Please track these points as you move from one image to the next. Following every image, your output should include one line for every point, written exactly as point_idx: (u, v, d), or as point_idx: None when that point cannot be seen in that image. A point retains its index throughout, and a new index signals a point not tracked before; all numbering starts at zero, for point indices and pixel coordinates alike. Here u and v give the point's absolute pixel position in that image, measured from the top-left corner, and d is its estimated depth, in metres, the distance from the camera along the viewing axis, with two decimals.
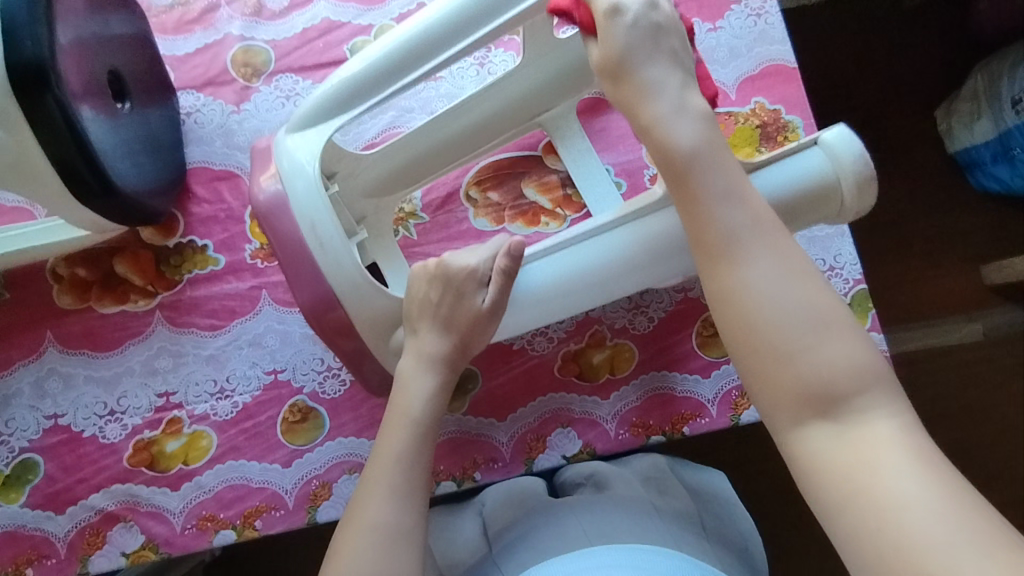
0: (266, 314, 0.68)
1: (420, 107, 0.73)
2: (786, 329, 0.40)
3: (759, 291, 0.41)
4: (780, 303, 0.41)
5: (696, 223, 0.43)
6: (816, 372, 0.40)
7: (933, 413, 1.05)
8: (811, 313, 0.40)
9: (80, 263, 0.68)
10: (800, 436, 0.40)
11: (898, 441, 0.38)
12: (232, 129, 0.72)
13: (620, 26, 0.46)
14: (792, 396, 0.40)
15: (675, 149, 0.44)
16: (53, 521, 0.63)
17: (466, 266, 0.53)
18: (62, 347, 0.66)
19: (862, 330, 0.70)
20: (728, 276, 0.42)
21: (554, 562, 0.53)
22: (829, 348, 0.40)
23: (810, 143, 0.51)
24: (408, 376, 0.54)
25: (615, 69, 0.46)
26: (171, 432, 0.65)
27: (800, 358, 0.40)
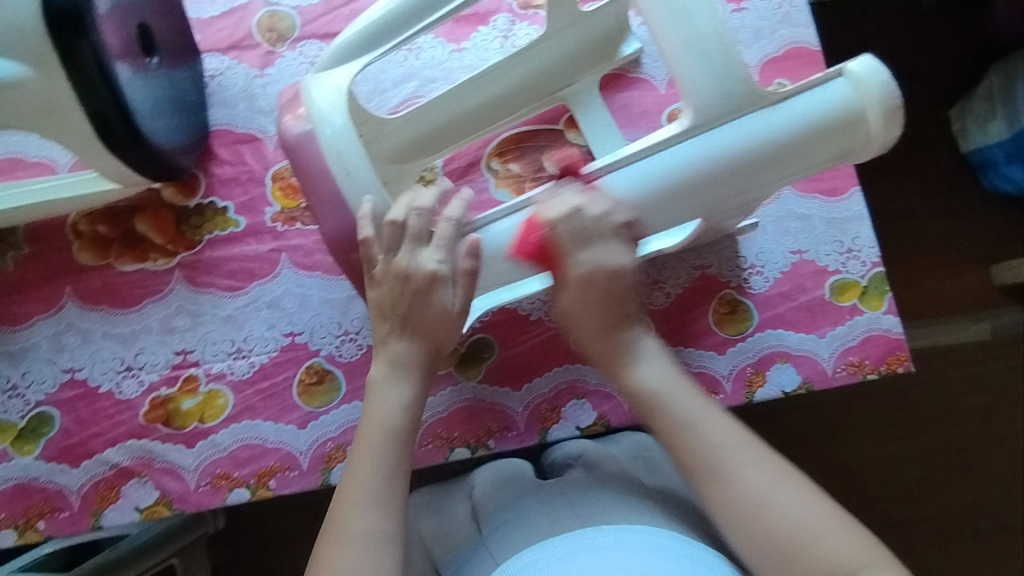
0: (285, 277, 0.68)
1: (443, 78, 0.73)
2: (686, 408, 0.53)
3: (655, 387, 0.54)
4: (670, 399, 0.53)
5: (683, 453, 0.52)
6: (722, 443, 0.51)
7: (937, 409, 1.05)
8: (701, 407, 0.53)
9: (101, 219, 0.68)
10: (716, 498, 0.50)
11: (788, 480, 0.49)
12: (256, 93, 0.72)
13: (574, 220, 0.51)
14: (703, 461, 0.51)
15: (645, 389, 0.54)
16: (67, 474, 0.63)
17: (422, 268, 0.53)
18: (80, 302, 0.66)
19: (878, 313, 0.70)
20: (723, 492, 0.50)
21: (543, 549, 0.53)
22: (716, 423, 0.52)
23: (836, 73, 0.48)
24: (383, 387, 0.55)
25: (585, 316, 0.55)
26: (187, 390, 0.65)
27: (704, 434, 0.51)
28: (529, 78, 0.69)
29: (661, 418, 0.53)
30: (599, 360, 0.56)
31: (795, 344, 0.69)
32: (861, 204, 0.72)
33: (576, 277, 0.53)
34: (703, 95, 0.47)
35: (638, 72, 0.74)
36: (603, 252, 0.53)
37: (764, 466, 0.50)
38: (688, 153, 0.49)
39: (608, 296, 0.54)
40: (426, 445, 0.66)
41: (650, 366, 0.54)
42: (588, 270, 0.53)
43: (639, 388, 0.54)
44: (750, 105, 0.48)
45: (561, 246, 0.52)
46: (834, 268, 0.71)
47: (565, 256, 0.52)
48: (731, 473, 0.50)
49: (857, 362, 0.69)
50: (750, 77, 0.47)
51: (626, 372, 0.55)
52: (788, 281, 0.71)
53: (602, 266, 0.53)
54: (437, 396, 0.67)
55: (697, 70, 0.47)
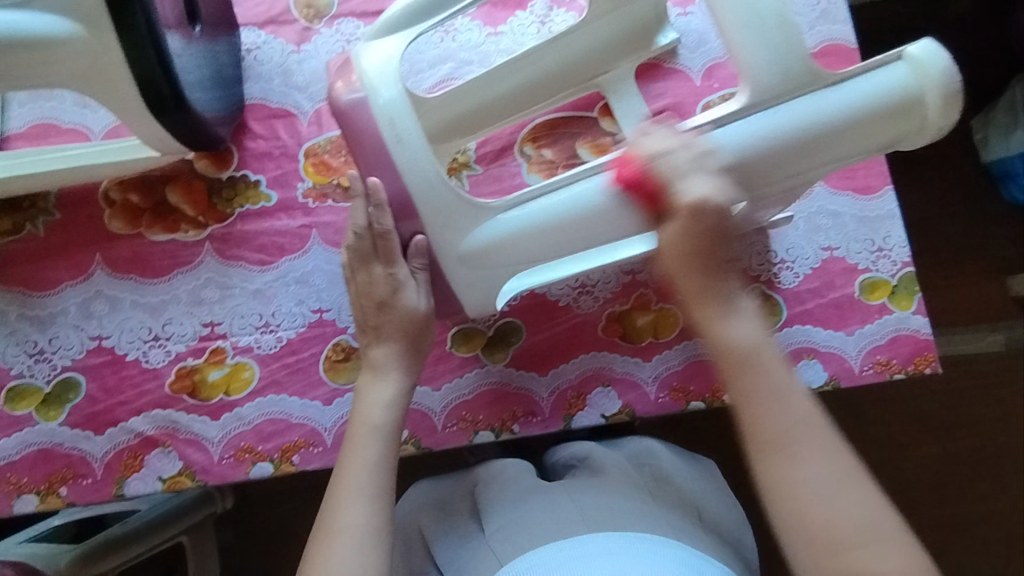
0: (315, 253, 0.68)
1: (479, 61, 0.73)
2: (762, 379, 0.47)
3: (749, 347, 0.47)
4: (762, 364, 0.47)
5: (749, 420, 0.46)
6: (794, 423, 0.46)
7: (953, 418, 1.05)
8: (785, 381, 0.47)
9: (133, 189, 0.68)
10: (768, 474, 0.46)
11: (853, 482, 0.44)
12: (292, 68, 0.72)
13: (668, 149, 0.48)
14: (767, 436, 0.46)
15: (733, 344, 0.48)
16: (92, 441, 0.63)
17: (380, 273, 0.56)
18: (110, 270, 0.66)
19: (907, 313, 0.69)
20: (779, 474, 0.45)
21: (555, 549, 0.53)
22: (799, 404, 0.46)
23: (895, 56, 0.49)
24: (370, 386, 0.56)
25: (690, 252, 0.47)
26: (214, 362, 0.65)
27: (775, 408, 0.46)
28: (567, 64, 0.68)
29: (736, 380, 0.47)
30: (687, 302, 0.49)
31: (823, 341, 0.69)
32: (894, 203, 0.72)
33: (678, 210, 0.47)
34: (762, 75, 0.48)
35: (674, 63, 0.74)
36: (711, 179, 0.47)
37: (830, 460, 0.45)
38: (749, 128, 0.49)
39: (715, 233, 0.47)
40: (450, 427, 0.66)
41: (744, 326, 0.48)
42: (699, 198, 0.46)
43: (730, 345, 0.47)
44: (809, 85, 0.48)
45: (663, 179, 0.48)
46: (865, 266, 0.71)
47: (674, 184, 0.47)
48: (794, 458, 0.45)
49: (884, 361, 0.69)
50: (809, 58, 0.48)
51: (715, 325, 0.48)
52: (817, 278, 0.70)
53: (719, 194, 0.47)
54: (463, 378, 0.67)
55: (758, 49, 0.48)
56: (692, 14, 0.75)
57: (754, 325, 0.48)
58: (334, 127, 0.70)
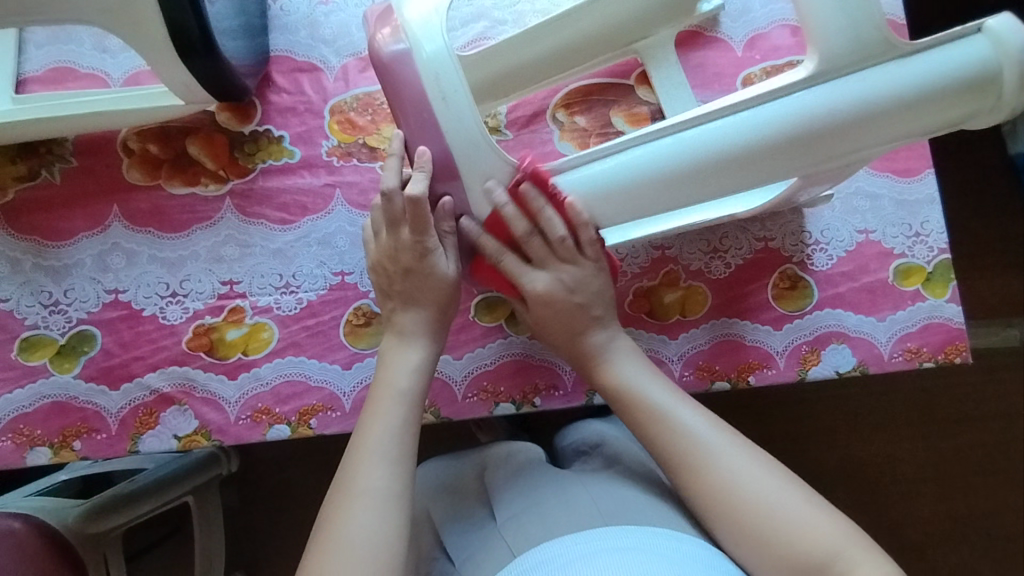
0: (338, 214, 0.66)
1: (513, 21, 0.70)
2: (665, 403, 0.54)
3: (629, 385, 0.55)
4: (646, 395, 0.55)
5: (663, 449, 0.53)
6: (704, 435, 0.52)
7: (977, 410, 0.99)
8: (676, 403, 0.55)
9: (153, 139, 0.66)
10: (694, 487, 0.51)
11: (765, 471, 0.50)
12: (319, 21, 0.69)
13: (555, 226, 0.54)
14: (684, 456, 0.52)
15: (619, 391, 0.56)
16: (107, 396, 0.61)
17: (410, 242, 0.54)
18: (127, 223, 0.65)
19: (941, 300, 0.67)
20: (697, 482, 0.51)
21: (572, 541, 0.50)
22: (693, 418, 0.53)
23: (972, 30, 0.48)
24: (394, 353, 0.56)
25: (541, 317, 0.58)
26: (232, 321, 0.63)
27: (684, 427, 0.53)
28: (606, 27, 0.65)
29: (636, 415, 0.55)
30: (569, 360, 0.59)
31: (854, 326, 0.67)
32: (933, 187, 0.70)
33: (530, 297, 0.56)
34: (835, 41, 0.47)
35: (714, 32, 0.71)
36: (555, 270, 0.56)
37: (737, 459, 0.51)
38: (811, 101, 0.47)
39: (568, 310, 0.57)
40: (471, 397, 0.65)
41: (628, 365, 0.57)
42: (543, 290, 0.56)
43: (610, 387, 0.56)
44: (881, 55, 0.47)
45: (510, 276, 0.56)
46: (900, 251, 0.69)
47: (519, 279, 0.56)
48: (703, 464, 0.51)
49: (915, 349, 0.67)
50: (885, 24, 0.46)
51: (598, 371, 0.57)
52: (851, 261, 0.69)
53: (559, 283, 0.56)
54: (485, 348, 0.66)
55: (832, 13, 0.46)
56: None
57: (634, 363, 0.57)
58: (361, 84, 0.68)
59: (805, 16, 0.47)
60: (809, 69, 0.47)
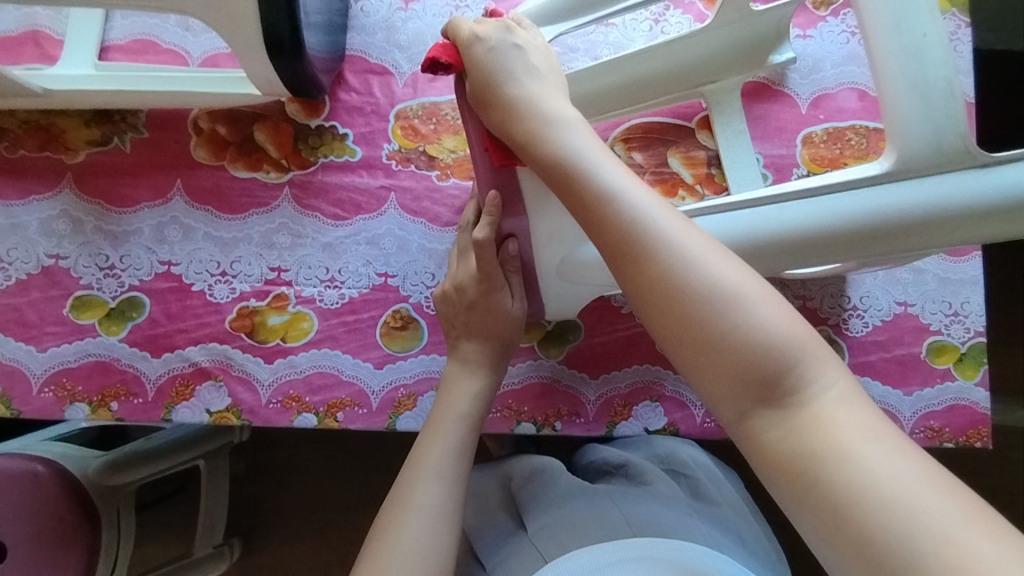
0: (390, 217, 0.67)
1: (585, 49, 0.72)
2: (608, 176, 0.42)
3: (572, 152, 0.44)
4: (587, 165, 0.43)
5: (593, 229, 0.42)
6: (650, 212, 0.40)
7: (988, 486, 0.97)
8: (614, 177, 0.42)
9: (223, 121, 0.68)
10: (637, 282, 0.39)
11: (766, 294, 0.37)
12: (396, 26, 0.71)
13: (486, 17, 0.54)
14: (613, 232, 0.40)
15: (548, 158, 0.45)
16: (148, 362, 0.64)
17: (473, 273, 0.58)
18: (188, 198, 0.67)
19: (970, 383, 0.67)
20: (631, 279, 0.40)
21: (600, 551, 0.50)
22: (648, 197, 0.42)
23: None
24: (458, 377, 0.58)
25: (473, 74, 0.50)
26: (276, 307, 0.65)
27: (629, 194, 0.41)
28: (677, 69, 0.66)
29: (572, 186, 0.43)
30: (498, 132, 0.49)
31: (879, 396, 0.67)
32: (980, 270, 0.70)
33: (466, 57, 0.51)
34: (916, 143, 0.48)
35: (782, 85, 0.71)
36: (495, 28, 0.52)
37: (710, 254, 0.39)
38: (886, 196, 0.48)
39: (500, 65, 0.50)
40: (494, 413, 0.66)
41: (575, 136, 0.46)
42: (479, 35, 0.51)
43: (555, 153, 0.45)
44: (960, 161, 0.48)
45: (455, 33, 0.52)
46: (936, 328, 0.69)
47: (458, 34, 0.52)
48: (660, 241, 0.39)
49: (937, 428, 0.67)
50: (967, 134, 0.47)
51: (538, 142, 0.46)
52: (886, 331, 0.69)
53: (492, 32, 0.51)
54: (514, 368, 0.67)
55: (915, 115, 0.48)
56: (810, 38, 0.72)
57: (576, 137, 0.46)
58: (429, 93, 0.69)
59: (888, 112, 0.49)
60: (885, 164, 0.48)
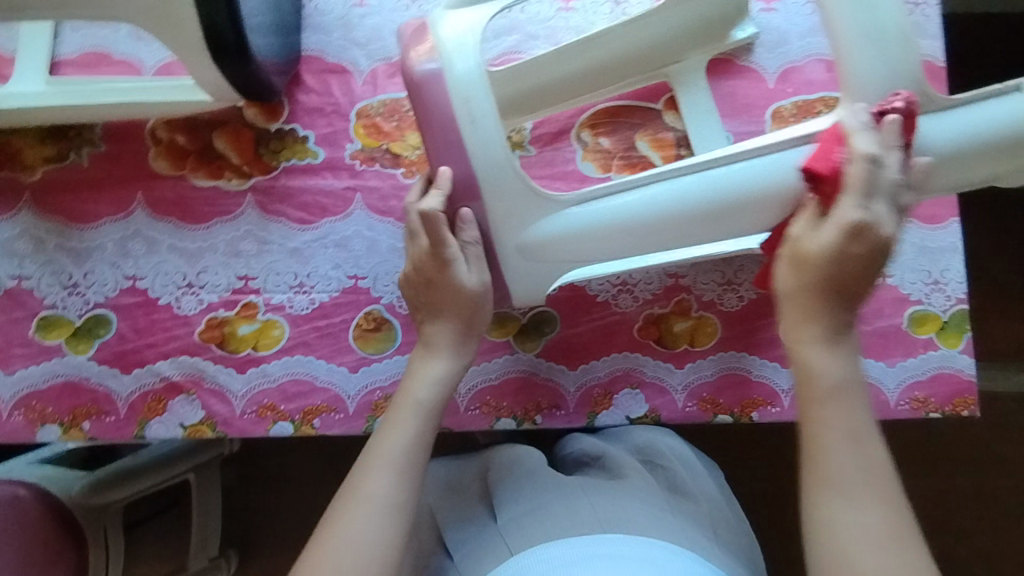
0: (357, 218, 0.66)
1: (546, 36, 0.70)
2: (842, 417, 0.45)
3: (837, 381, 0.46)
4: (846, 398, 0.46)
5: (818, 451, 0.45)
6: (859, 468, 0.44)
7: (984, 453, 0.96)
8: (863, 424, 0.45)
9: (181, 130, 0.67)
10: (815, 504, 0.44)
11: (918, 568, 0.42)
12: (352, 23, 0.69)
13: (887, 165, 0.45)
14: (827, 473, 0.44)
15: (820, 373, 0.47)
16: (118, 379, 0.63)
17: (426, 250, 0.55)
18: (150, 211, 0.66)
19: (954, 351, 0.66)
20: (829, 510, 0.44)
21: (566, 548, 0.51)
22: (875, 451, 0.45)
23: (1011, 87, 0.48)
24: (421, 362, 0.56)
25: (822, 261, 0.46)
26: (245, 316, 0.64)
27: (851, 448, 0.45)
28: (637, 49, 0.65)
29: (811, 404, 0.46)
30: (793, 321, 0.48)
31: (862, 370, 0.67)
32: (957, 236, 0.69)
33: (840, 223, 0.45)
34: (872, 91, 0.47)
35: (748, 61, 0.70)
36: (886, 212, 0.45)
37: (891, 526, 0.43)
38: None
39: (864, 263, 0.46)
40: (473, 410, 0.65)
41: (844, 359, 0.47)
42: (870, 219, 0.45)
43: (814, 370, 0.47)
44: (917, 106, 0.47)
45: (849, 181, 0.45)
46: (917, 298, 0.68)
47: (852, 193, 0.45)
48: (855, 500, 0.43)
49: (922, 399, 0.66)
50: (922, 79, 0.47)
51: (802, 346, 0.47)
52: (865, 304, 0.68)
53: (881, 223, 0.45)
54: (491, 362, 0.66)
55: (871, 62, 0.46)
56: (774, 11, 0.71)
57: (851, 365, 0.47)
58: (389, 89, 0.68)
59: (843, 61, 0.47)
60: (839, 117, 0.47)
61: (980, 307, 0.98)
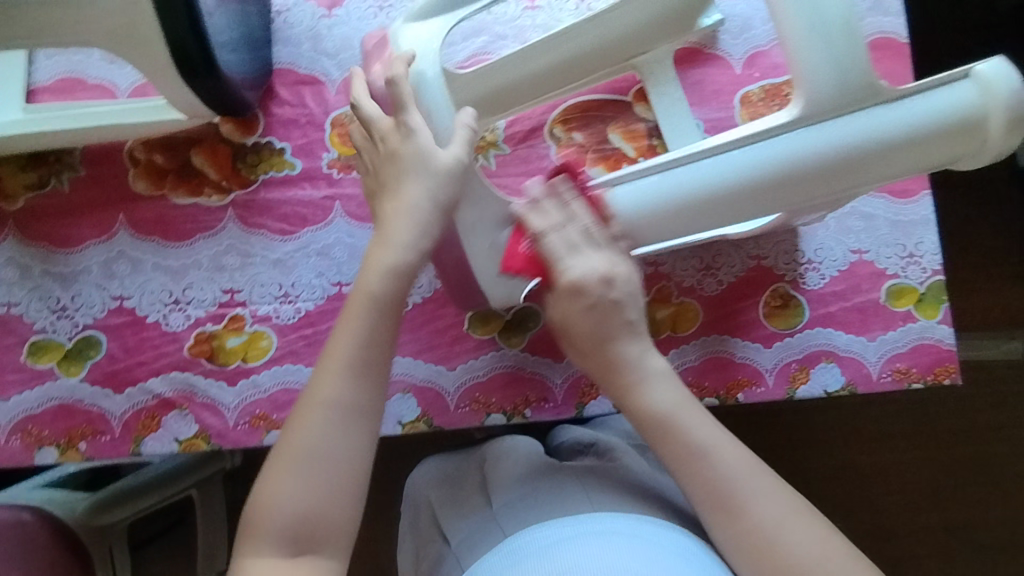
0: (337, 226, 0.67)
1: (514, 35, 0.71)
2: (692, 441, 0.51)
3: (669, 411, 0.52)
4: (682, 422, 0.52)
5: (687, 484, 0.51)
6: (728, 477, 0.50)
7: (976, 421, 0.97)
8: (704, 438, 0.51)
9: (158, 150, 0.68)
10: (720, 529, 0.50)
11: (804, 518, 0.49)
12: (322, 34, 0.70)
13: (556, 233, 0.53)
14: (714, 495, 0.50)
15: (649, 414, 0.53)
16: (111, 399, 0.64)
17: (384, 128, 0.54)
18: (133, 231, 0.67)
19: (932, 322, 0.68)
20: (728, 527, 0.49)
21: (558, 527, 0.52)
22: (727, 452, 0.51)
23: (962, 74, 0.48)
24: (378, 241, 0.53)
25: (577, 326, 0.54)
26: (233, 329, 0.65)
27: (709, 463, 0.50)
28: (602, 43, 0.66)
29: (667, 447, 0.52)
30: (597, 377, 0.55)
31: (844, 345, 0.68)
32: (929, 208, 0.70)
33: (565, 286, 0.54)
34: (820, 85, 0.48)
35: (713, 49, 0.71)
36: (589, 256, 0.54)
37: (777, 501, 0.49)
38: (792, 144, 0.49)
39: (603, 313, 0.54)
40: (463, 408, 0.66)
41: (661, 389, 0.53)
42: (581, 276, 0.53)
43: (651, 410, 0.53)
44: (867, 98, 0.48)
45: (546, 258, 0.54)
46: (893, 271, 0.69)
47: (555, 264, 0.54)
48: (740, 507, 0.49)
49: (904, 370, 0.67)
50: (870, 70, 0.48)
51: (632, 392, 0.53)
52: (843, 281, 0.69)
53: (593, 271, 0.53)
54: (478, 360, 0.67)
55: (817, 57, 0.48)
56: None
57: (672, 386, 0.54)
58: None
59: (792, 60, 0.49)
60: (794, 112, 0.49)
61: (964, 277, 0.99)
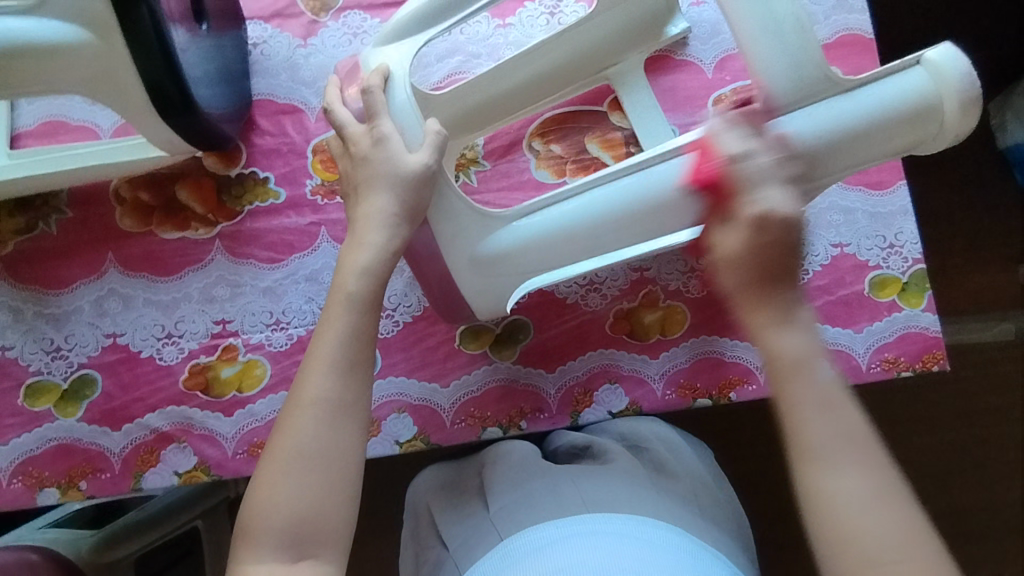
0: (324, 251, 0.68)
1: (487, 53, 0.73)
2: (814, 393, 0.43)
3: (797, 357, 0.44)
4: (810, 370, 0.44)
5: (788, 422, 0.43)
6: (836, 433, 0.42)
7: (970, 403, 0.98)
8: (825, 391, 0.43)
9: (144, 187, 0.69)
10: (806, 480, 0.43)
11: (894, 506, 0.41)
12: (298, 63, 0.71)
13: (750, 163, 0.45)
14: (802, 443, 0.43)
15: (782, 353, 0.44)
16: (109, 437, 0.64)
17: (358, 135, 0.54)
18: (122, 268, 0.67)
19: (917, 310, 0.68)
20: (813, 480, 0.42)
21: (553, 527, 0.53)
22: (850, 414, 0.43)
23: (912, 62, 0.50)
24: (351, 250, 0.53)
25: (746, 259, 0.44)
26: (227, 359, 0.66)
27: (824, 416, 0.43)
28: (572, 56, 0.67)
29: (781, 389, 0.44)
30: (741, 303, 0.45)
31: (831, 339, 0.68)
32: (906, 199, 0.71)
33: (748, 219, 0.44)
34: (777, 81, 0.49)
35: (684, 55, 0.73)
36: (780, 193, 0.44)
37: (868, 476, 0.42)
38: None
39: (784, 243, 0.43)
40: (458, 423, 0.67)
41: (799, 334, 0.44)
42: (773, 208, 0.43)
43: (780, 354, 0.44)
44: (822, 91, 0.49)
45: (739, 184, 0.45)
46: (875, 263, 0.70)
47: (746, 191, 0.44)
48: (835, 467, 0.42)
49: (892, 359, 0.68)
50: (824, 64, 0.49)
51: (767, 330, 0.44)
52: (827, 275, 0.70)
53: (784, 206, 0.43)
54: (472, 375, 0.68)
55: (773, 54, 0.49)
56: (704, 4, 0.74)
57: (811, 338, 0.45)
58: None
59: (747, 56, 0.49)
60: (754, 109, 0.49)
61: (950, 262, 1.00)
